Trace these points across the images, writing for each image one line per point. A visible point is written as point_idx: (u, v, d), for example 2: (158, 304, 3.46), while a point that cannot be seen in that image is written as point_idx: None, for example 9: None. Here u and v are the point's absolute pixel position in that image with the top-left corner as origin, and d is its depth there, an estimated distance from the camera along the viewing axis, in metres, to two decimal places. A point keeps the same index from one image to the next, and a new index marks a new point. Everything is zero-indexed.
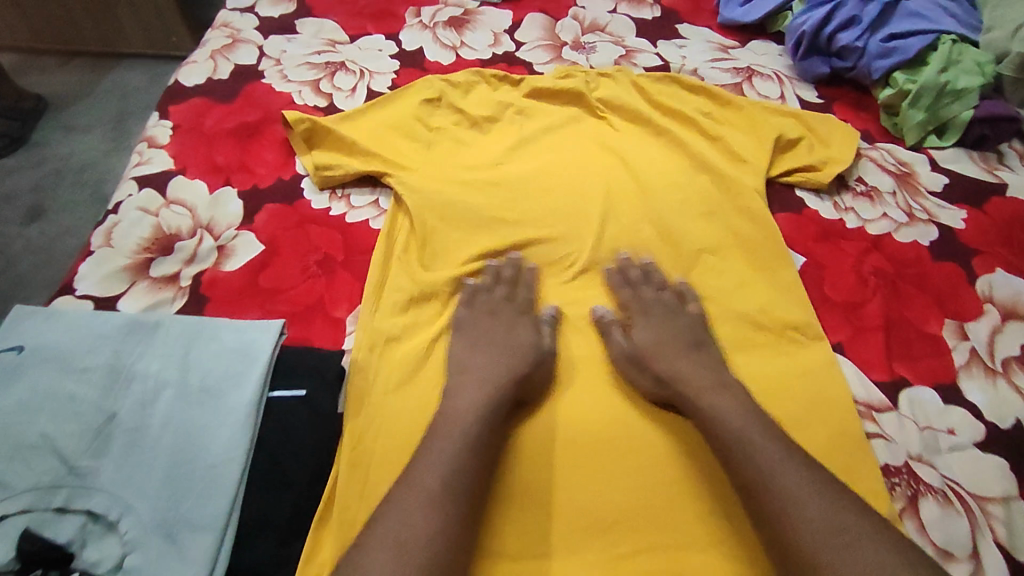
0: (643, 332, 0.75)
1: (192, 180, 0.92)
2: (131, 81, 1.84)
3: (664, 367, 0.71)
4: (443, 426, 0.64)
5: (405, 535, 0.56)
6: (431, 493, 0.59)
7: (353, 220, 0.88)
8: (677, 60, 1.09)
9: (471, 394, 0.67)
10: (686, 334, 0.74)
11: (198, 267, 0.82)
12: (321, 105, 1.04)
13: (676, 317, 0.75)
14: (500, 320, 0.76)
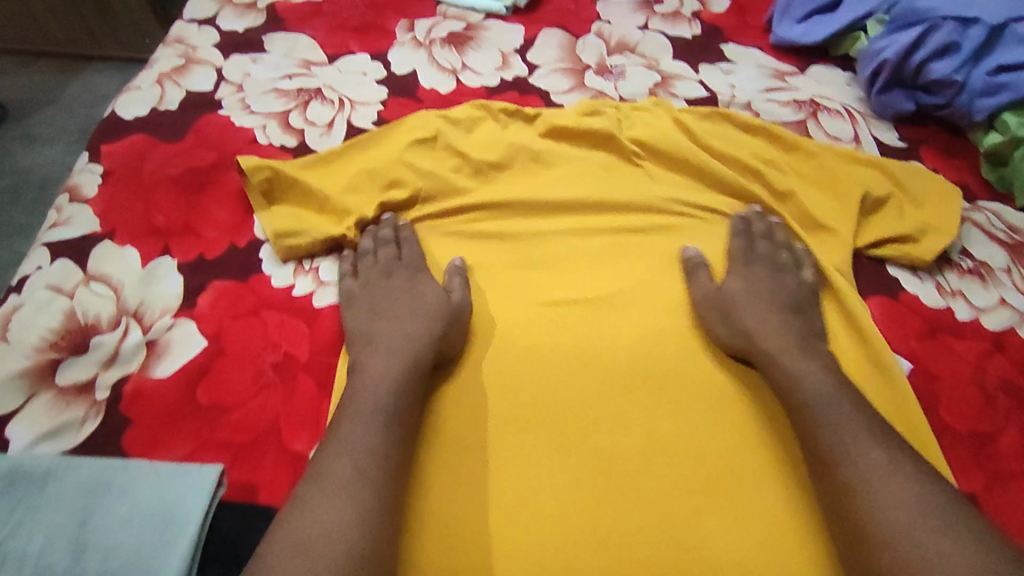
0: (738, 281, 0.69)
1: (122, 246, 0.73)
2: (102, 85, 1.63)
3: (753, 323, 0.65)
4: (357, 402, 0.58)
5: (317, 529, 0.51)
6: (346, 483, 0.53)
7: (324, 305, 0.69)
8: (725, 89, 0.90)
9: (377, 368, 0.61)
10: (786, 295, 0.67)
11: (119, 371, 0.64)
12: (290, 145, 0.84)
13: (784, 274, 0.69)
14: (393, 280, 0.69)
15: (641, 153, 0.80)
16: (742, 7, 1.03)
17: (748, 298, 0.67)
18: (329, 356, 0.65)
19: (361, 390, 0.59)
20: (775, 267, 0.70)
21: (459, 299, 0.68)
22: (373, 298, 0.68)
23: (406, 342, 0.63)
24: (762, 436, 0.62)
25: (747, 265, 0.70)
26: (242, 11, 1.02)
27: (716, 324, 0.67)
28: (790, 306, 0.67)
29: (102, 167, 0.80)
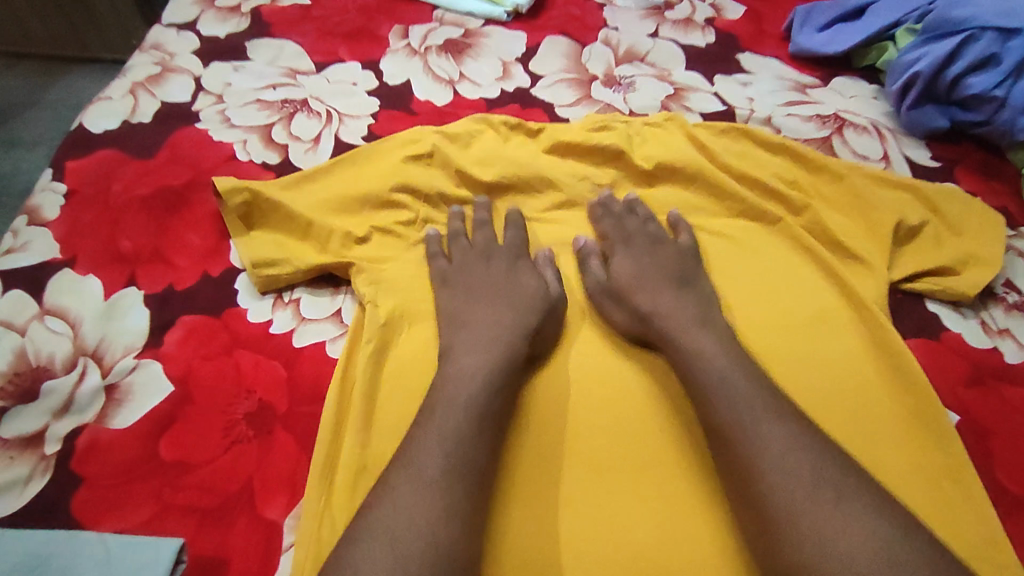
0: (627, 261, 0.66)
1: (84, 275, 0.66)
2: (89, 90, 1.55)
3: (647, 301, 0.62)
4: (449, 391, 0.54)
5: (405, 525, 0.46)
6: (436, 477, 0.49)
7: (305, 344, 0.62)
8: (742, 103, 0.84)
9: (473, 357, 0.57)
10: (674, 268, 0.65)
11: (73, 421, 0.57)
12: (273, 161, 0.78)
13: (661, 248, 0.67)
14: (493, 265, 0.66)
15: (651, 169, 0.74)
16: (759, 14, 0.96)
17: (639, 277, 0.65)
18: (309, 404, 0.59)
19: (453, 380, 0.55)
20: (657, 242, 0.68)
21: (557, 293, 0.65)
22: (464, 281, 0.64)
23: (497, 331, 0.59)
24: (682, 418, 0.59)
25: (627, 243, 0.68)
26: (225, 15, 0.95)
27: (609, 307, 0.65)
28: (679, 278, 0.64)
29: (65, 186, 0.74)
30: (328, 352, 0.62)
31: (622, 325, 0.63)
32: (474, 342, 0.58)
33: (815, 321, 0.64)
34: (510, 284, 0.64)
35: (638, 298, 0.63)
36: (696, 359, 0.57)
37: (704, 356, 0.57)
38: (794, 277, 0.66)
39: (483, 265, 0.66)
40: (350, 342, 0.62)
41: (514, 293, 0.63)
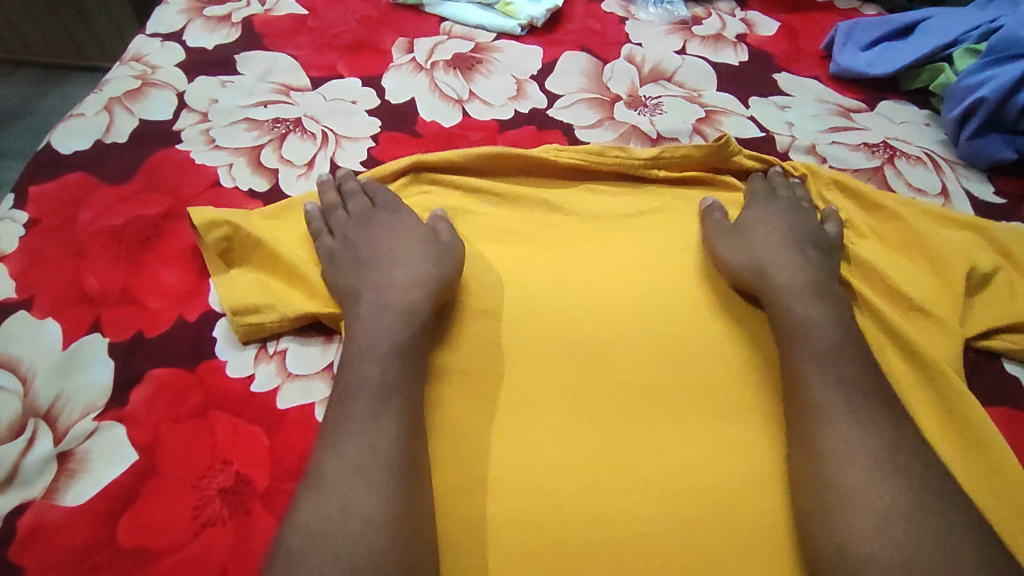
0: (761, 211, 0.64)
1: (42, 319, 0.58)
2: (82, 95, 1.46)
3: (774, 259, 0.59)
4: (345, 386, 0.49)
5: (319, 537, 0.42)
6: (370, 480, 0.44)
7: (292, 406, 0.54)
8: (782, 128, 0.76)
9: (377, 329, 0.52)
10: (804, 229, 0.62)
11: (17, 497, 0.48)
12: (261, 189, 0.69)
13: (801, 208, 0.64)
14: (396, 222, 0.62)
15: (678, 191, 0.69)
16: (794, 30, 0.89)
17: (770, 223, 0.62)
18: (295, 482, 0.50)
19: (349, 369, 0.50)
20: (795, 203, 0.65)
21: (450, 240, 0.60)
22: (382, 245, 0.60)
23: (398, 294, 0.55)
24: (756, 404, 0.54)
25: (769, 198, 0.65)
26: (214, 24, 0.87)
27: (726, 248, 0.60)
28: (814, 242, 0.61)
29: (27, 215, 0.66)
30: (316, 417, 0.53)
31: (736, 268, 0.59)
32: (378, 317, 0.53)
33: None
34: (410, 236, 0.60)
35: (739, 254, 0.60)
36: (812, 332, 0.53)
37: (819, 331, 0.53)
38: (852, 330, 0.58)
39: (372, 233, 0.61)
40: None
41: (435, 250, 0.58)
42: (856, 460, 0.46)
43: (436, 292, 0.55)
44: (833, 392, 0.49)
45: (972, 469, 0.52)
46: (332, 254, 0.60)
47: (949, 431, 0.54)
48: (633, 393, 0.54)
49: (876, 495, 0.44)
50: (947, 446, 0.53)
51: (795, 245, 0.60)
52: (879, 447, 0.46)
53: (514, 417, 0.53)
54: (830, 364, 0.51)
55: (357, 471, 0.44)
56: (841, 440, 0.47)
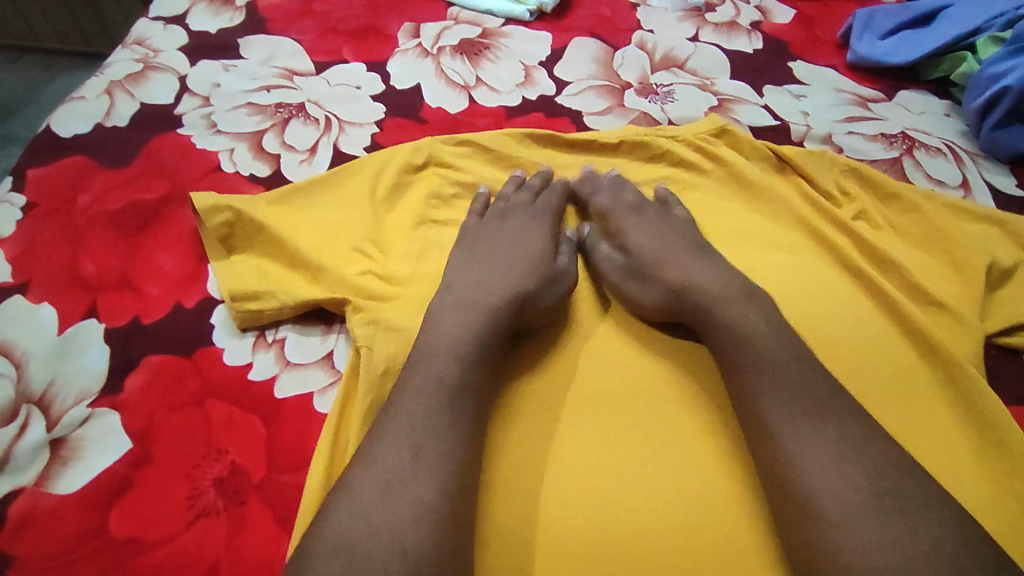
0: (643, 234, 0.60)
1: (37, 304, 0.57)
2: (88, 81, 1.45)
3: (680, 275, 0.55)
4: (417, 375, 0.47)
5: (355, 521, 0.40)
6: (393, 467, 0.42)
7: (290, 395, 0.52)
8: (797, 118, 0.74)
9: (453, 324, 0.50)
10: (684, 235, 0.59)
11: (9, 483, 0.47)
12: (262, 175, 0.68)
13: (669, 216, 0.62)
14: (508, 224, 0.61)
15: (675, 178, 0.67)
16: (811, 18, 0.86)
17: (660, 247, 0.58)
18: (290, 473, 0.49)
19: (423, 358, 0.48)
20: (664, 212, 0.62)
21: (566, 267, 0.59)
22: (478, 243, 0.59)
23: (490, 294, 0.53)
24: None
25: (634, 215, 0.62)
26: (218, 8, 0.86)
27: (634, 288, 0.57)
28: (698, 242, 0.59)
29: (25, 198, 0.65)
30: (315, 407, 0.52)
31: (653, 308, 0.56)
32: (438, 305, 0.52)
33: (896, 379, 0.53)
34: (522, 246, 0.59)
35: (665, 272, 0.56)
36: (754, 326, 0.50)
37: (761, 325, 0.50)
38: (870, 326, 0.56)
39: (490, 227, 0.61)
40: (343, 393, 0.51)
41: (529, 261, 0.57)
42: (822, 465, 0.43)
43: (519, 306, 0.53)
44: (776, 402, 0.46)
45: (992, 471, 0.50)
46: (466, 240, 0.60)
47: (968, 431, 0.52)
48: (640, 388, 0.52)
49: (846, 508, 0.41)
50: (966, 445, 0.51)
51: (698, 254, 0.57)
52: (835, 445, 0.44)
53: (519, 410, 0.51)
54: (762, 372, 0.47)
55: (422, 462, 0.43)
56: (793, 448, 0.44)
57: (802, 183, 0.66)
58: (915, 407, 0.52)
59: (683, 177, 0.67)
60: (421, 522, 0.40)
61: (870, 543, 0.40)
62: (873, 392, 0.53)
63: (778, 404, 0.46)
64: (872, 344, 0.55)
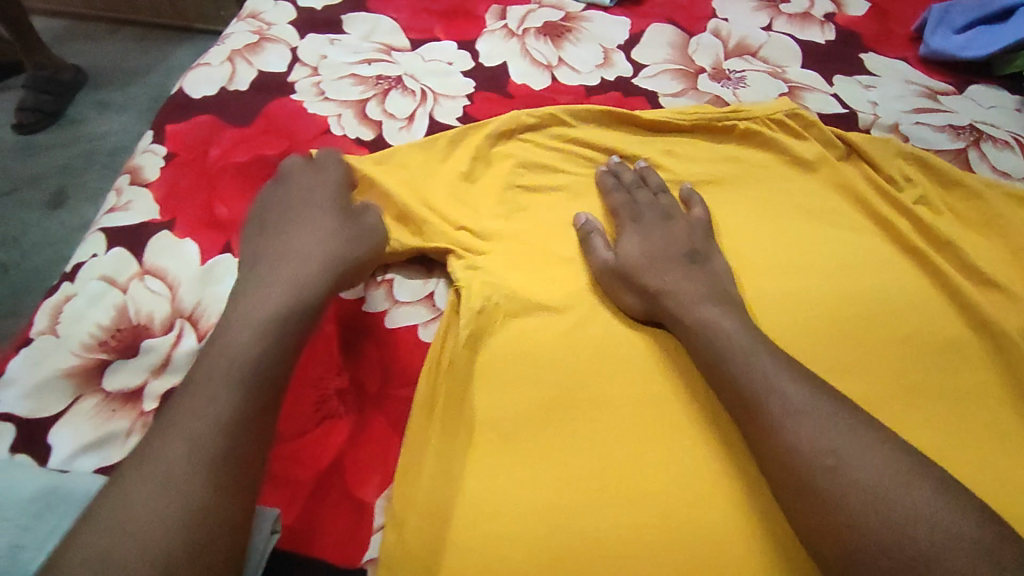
0: (642, 237, 0.64)
1: (180, 238, 0.67)
2: (178, 58, 1.63)
3: (657, 280, 0.60)
4: (208, 364, 0.50)
5: (147, 513, 0.43)
6: (186, 456, 0.45)
7: (396, 324, 0.60)
8: (866, 107, 0.77)
9: (234, 314, 0.53)
10: (681, 242, 0.63)
11: (170, 380, 0.58)
12: (367, 138, 0.76)
13: (671, 222, 0.65)
14: (324, 211, 0.63)
15: (745, 157, 0.72)
16: (884, 10, 0.89)
17: (649, 256, 0.62)
18: (401, 388, 0.57)
19: (217, 342, 0.51)
20: (663, 212, 0.66)
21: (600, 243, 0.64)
22: (275, 226, 0.62)
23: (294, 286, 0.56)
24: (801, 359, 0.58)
25: (637, 220, 0.65)
26: None
27: (618, 288, 0.61)
28: (688, 254, 0.62)
29: (166, 148, 0.74)
30: (420, 335, 0.60)
31: (638, 311, 0.60)
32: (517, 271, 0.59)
33: (942, 351, 0.59)
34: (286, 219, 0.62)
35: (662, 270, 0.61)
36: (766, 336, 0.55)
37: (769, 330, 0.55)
38: (921, 303, 0.62)
39: (294, 196, 0.65)
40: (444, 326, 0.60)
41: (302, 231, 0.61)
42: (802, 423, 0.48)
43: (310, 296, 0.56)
44: (767, 376, 0.51)
45: None
46: (282, 216, 0.63)
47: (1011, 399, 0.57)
48: None
49: (820, 455, 0.46)
50: (1008, 412, 0.56)
51: (685, 262, 0.61)
52: (810, 408, 0.48)
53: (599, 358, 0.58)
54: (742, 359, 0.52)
55: (197, 455, 0.45)
56: (784, 411, 0.49)
57: (866, 167, 0.70)
58: (961, 376, 0.58)
59: (749, 154, 0.73)
60: (157, 487, 0.44)
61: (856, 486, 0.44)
62: (913, 364, 0.58)
63: (767, 374, 0.51)
64: (921, 319, 0.61)
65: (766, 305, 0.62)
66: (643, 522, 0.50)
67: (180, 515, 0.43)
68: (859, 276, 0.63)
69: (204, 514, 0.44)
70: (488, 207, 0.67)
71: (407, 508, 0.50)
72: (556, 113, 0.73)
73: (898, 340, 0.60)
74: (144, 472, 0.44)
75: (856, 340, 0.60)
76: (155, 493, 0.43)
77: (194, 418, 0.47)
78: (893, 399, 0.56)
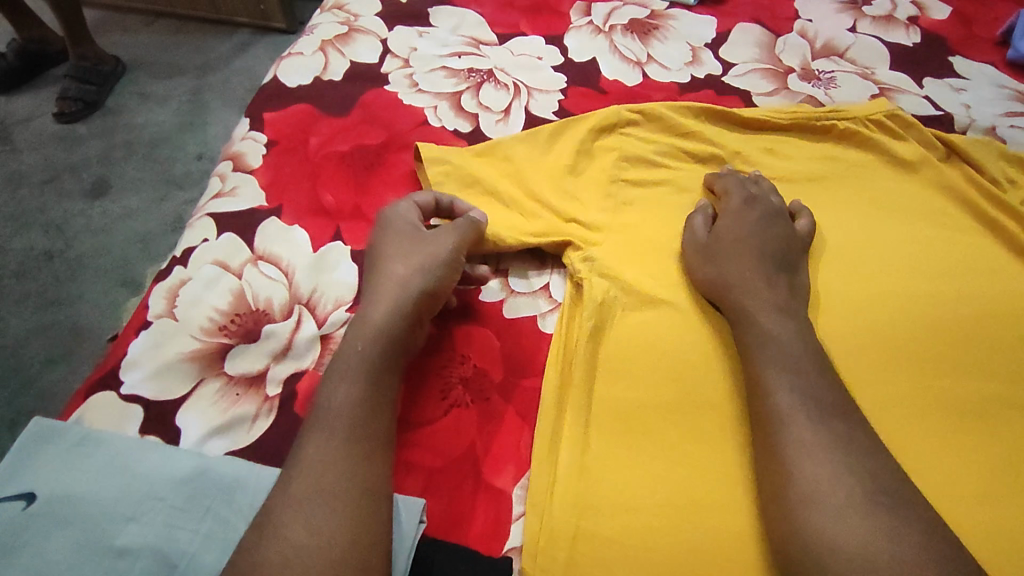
0: (733, 223, 0.62)
1: (290, 225, 0.67)
2: (214, 49, 1.62)
3: (728, 269, 0.58)
4: (338, 368, 0.51)
5: (306, 510, 0.44)
6: (336, 455, 0.46)
7: (515, 314, 0.62)
8: (959, 110, 0.78)
9: (357, 323, 0.54)
10: (777, 245, 0.61)
11: (292, 365, 0.58)
12: (464, 130, 0.76)
13: (779, 222, 0.63)
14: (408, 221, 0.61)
15: (845, 156, 0.73)
16: (967, 14, 0.89)
17: (741, 241, 0.60)
18: (525, 377, 0.58)
19: (344, 347, 0.53)
20: (771, 212, 0.63)
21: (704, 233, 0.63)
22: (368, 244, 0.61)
23: (399, 292, 0.55)
24: (921, 358, 0.59)
25: (746, 204, 0.64)
26: None
27: (697, 263, 0.60)
28: (780, 259, 0.60)
29: (265, 136, 0.74)
30: (540, 326, 0.61)
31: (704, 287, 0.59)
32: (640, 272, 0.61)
33: None
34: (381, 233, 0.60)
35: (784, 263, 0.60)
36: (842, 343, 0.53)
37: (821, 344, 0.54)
38: None
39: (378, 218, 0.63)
40: (565, 317, 0.60)
41: (391, 240, 0.59)
42: (817, 458, 0.45)
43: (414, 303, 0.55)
44: (797, 400, 0.48)
45: None
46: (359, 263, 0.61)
47: None
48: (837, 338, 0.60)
49: (844, 482, 0.43)
50: None
51: (764, 264, 0.59)
52: (831, 442, 0.46)
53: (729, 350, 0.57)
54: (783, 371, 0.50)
55: (346, 456, 0.47)
56: (800, 442, 0.46)
57: (969, 169, 0.71)
58: None
59: (849, 153, 0.73)
60: (313, 484, 0.45)
61: (859, 537, 0.41)
62: None
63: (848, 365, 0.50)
64: None
65: (879, 303, 0.62)
66: (740, 512, 0.50)
67: (341, 511, 0.44)
68: (970, 275, 0.64)
69: (339, 533, 0.43)
70: (595, 199, 0.67)
71: (549, 496, 0.51)
72: (657, 110, 0.74)
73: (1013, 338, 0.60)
74: (298, 473, 0.46)
75: (972, 339, 0.60)
76: (310, 493, 0.45)
77: (302, 452, 0.47)
78: (1015, 397, 0.57)
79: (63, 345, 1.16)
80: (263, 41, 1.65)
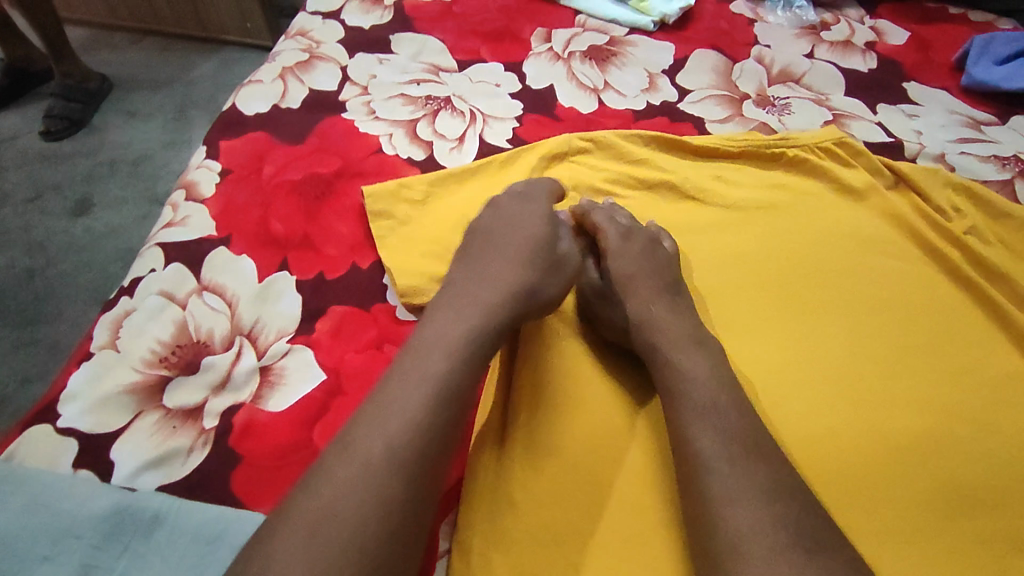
0: (623, 263, 0.62)
1: (238, 255, 0.67)
2: (197, 68, 1.64)
3: (640, 309, 0.58)
4: (412, 363, 0.48)
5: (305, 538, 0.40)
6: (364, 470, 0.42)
7: None
8: (911, 136, 0.78)
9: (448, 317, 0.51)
10: (667, 274, 0.61)
11: (230, 398, 0.58)
12: (418, 158, 0.77)
13: (658, 250, 0.63)
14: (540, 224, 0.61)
15: (794, 183, 0.73)
16: (924, 40, 0.90)
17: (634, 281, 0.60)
18: None
19: (425, 344, 0.49)
20: (652, 242, 0.63)
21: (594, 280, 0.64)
22: (492, 238, 0.60)
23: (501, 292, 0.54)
24: (860, 388, 0.59)
25: (625, 239, 0.63)
26: (368, 6, 0.95)
27: (606, 310, 0.61)
28: (674, 288, 0.60)
29: (220, 165, 0.75)
30: None
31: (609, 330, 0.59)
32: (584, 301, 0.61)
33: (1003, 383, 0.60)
34: (510, 234, 0.60)
35: None
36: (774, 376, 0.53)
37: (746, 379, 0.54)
38: (973, 334, 0.62)
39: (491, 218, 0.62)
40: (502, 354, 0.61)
41: (518, 241, 0.59)
42: (744, 501, 0.45)
43: (518, 300, 0.54)
44: (713, 444, 0.48)
45: None
46: (461, 257, 0.59)
47: None
48: (773, 368, 0.60)
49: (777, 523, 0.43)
50: None
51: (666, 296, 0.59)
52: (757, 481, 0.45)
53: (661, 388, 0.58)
54: (705, 411, 0.49)
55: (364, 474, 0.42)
56: (710, 490, 0.46)
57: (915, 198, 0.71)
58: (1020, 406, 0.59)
59: (797, 180, 0.73)
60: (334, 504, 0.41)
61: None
62: (972, 394, 0.59)
63: None
64: (977, 349, 0.62)
65: (821, 333, 0.62)
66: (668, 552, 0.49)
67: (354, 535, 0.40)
68: (912, 304, 0.64)
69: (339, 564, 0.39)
70: None
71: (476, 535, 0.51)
72: (606, 138, 0.74)
73: (955, 369, 0.60)
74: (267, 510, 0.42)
75: (913, 370, 0.60)
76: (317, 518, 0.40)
77: (308, 490, 0.42)
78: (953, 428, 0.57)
79: (38, 365, 1.16)
80: (247, 60, 1.66)
